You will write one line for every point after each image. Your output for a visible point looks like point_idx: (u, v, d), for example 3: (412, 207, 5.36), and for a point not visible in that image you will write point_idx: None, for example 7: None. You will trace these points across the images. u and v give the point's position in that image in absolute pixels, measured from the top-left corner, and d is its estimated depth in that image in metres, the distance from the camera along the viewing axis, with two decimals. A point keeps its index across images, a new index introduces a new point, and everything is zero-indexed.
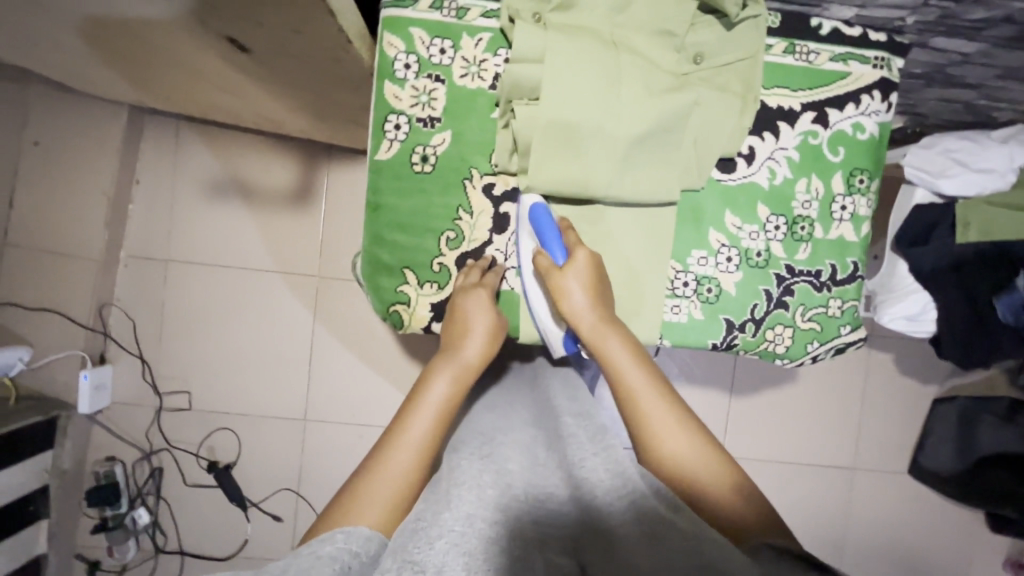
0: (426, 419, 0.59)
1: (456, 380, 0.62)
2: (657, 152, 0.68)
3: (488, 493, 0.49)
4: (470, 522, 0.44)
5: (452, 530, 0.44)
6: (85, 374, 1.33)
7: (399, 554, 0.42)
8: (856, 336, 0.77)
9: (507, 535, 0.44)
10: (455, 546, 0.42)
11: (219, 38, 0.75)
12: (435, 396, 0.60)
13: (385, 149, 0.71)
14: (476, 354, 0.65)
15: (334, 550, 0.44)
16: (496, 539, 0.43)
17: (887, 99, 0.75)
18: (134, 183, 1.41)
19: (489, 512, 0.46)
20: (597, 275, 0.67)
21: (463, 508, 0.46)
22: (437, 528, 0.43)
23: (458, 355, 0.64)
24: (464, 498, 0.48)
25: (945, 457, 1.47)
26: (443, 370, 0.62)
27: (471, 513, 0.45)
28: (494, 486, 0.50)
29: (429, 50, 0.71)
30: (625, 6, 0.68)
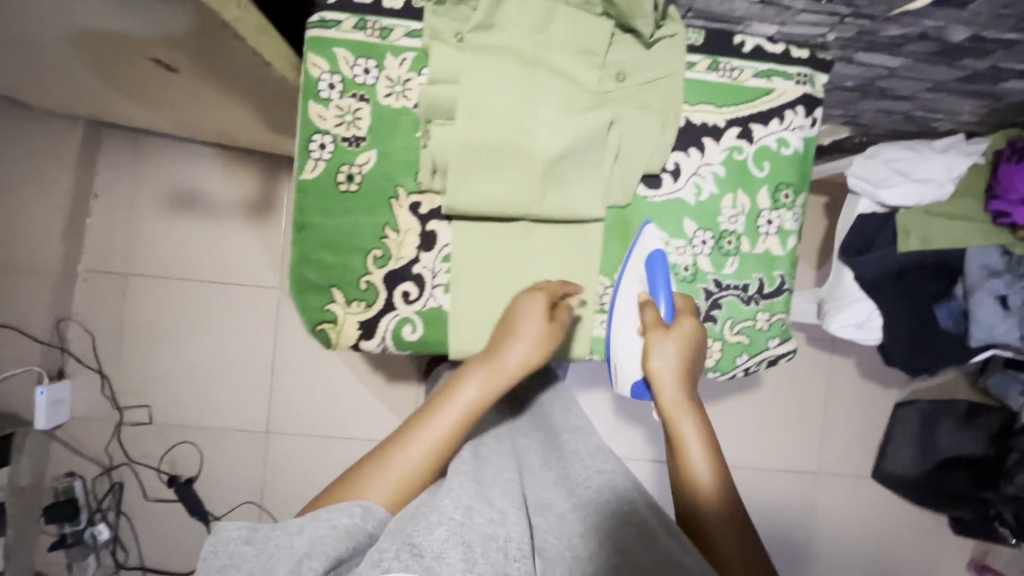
0: (450, 419, 0.58)
1: (489, 385, 0.60)
2: (580, 170, 0.69)
3: (486, 490, 0.52)
4: (470, 514, 0.48)
5: (452, 518, 0.47)
6: (42, 391, 1.32)
7: (400, 536, 0.45)
8: (784, 349, 0.78)
9: (504, 532, 0.48)
10: (454, 535, 0.45)
11: (147, 59, 0.75)
12: (464, 398, 0.59)
13: (310, 169, 0.71)
14: (517, 363, 0.62)
15: (352, 526, 0.48)
16: (493, 536, 0.47)
17: (811, 114, 0.77)
18: (93, 197, 1.41)
19: (487, 506, 0.50)
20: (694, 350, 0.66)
21: (464, 497, 0.49)
22: (438, 514, 0.46)
23: (498, 358, 0.61)
24: (463, 490, 0.51)
25: (908, 461, 1.48)
26: (479, 371, 0.60)
27: (472, 505, 0.49)
28: (490, 485, 0.54)
29: (353, 70, 0.71)
30: (546, 25, 0.69)
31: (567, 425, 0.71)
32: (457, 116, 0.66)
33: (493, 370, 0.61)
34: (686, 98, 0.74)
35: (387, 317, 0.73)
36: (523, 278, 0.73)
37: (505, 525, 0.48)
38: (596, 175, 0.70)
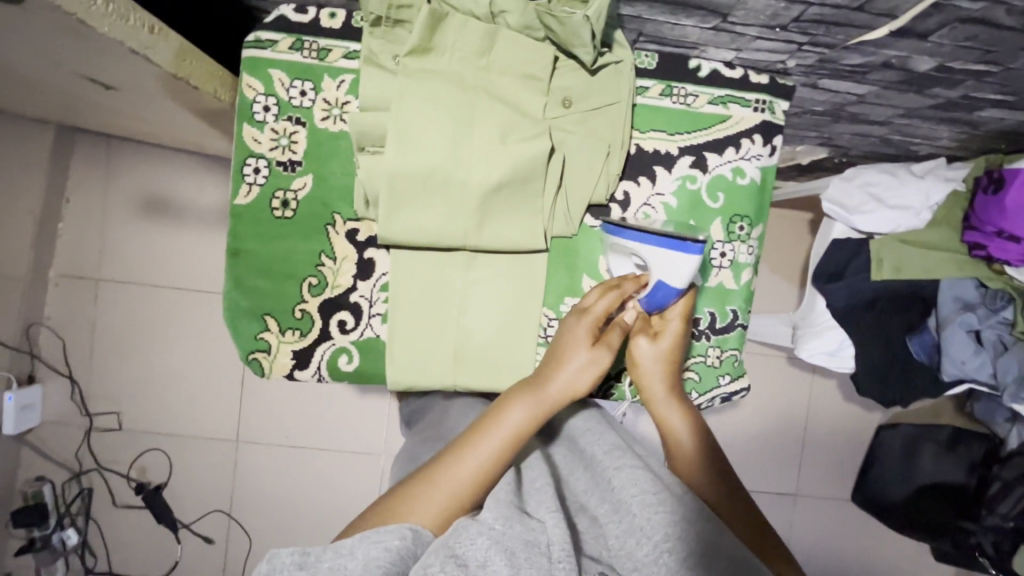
0: (498, 440, 0.54)
1: (536, 412, 0.56)
2: (521, 200, 0.67)
3: (519, 501, 0.49)
4: (511, 522, 0.45)
5: (493, 528, 0.44)
6: (10, 396, 1.32)
7: (443, 548, 0.42)
8: (736, 386, 0.75)
9: (546, 537, 0.45)
10: (497, 543, 0.42)
11: (83, 76, 0.73)
12: (511, 420, 0.55)
13: (244, 193, 0.69)
14: (562, 386, 0.59)
15: (404, 546, 0.43)
16: (537, 542, 0.44)
17: (769, 143, 0.73)
18: (64, 202, 1.40)
19: (524, 514, 0.47)
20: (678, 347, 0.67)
21: (501, 507, 0.46)
22: (478, 524, 0.44)
23: (544, 384, 0.58)
24: (499, 500, 0.48)
25: (888, 484, 1.44)
26: (525, 397, 0.57)
27: (510, 514, 0.45)
28: (524, 495, 0.50)
29: (289, 92, 0.69)
30: (487, 49, 0.66)
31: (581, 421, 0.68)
32: (388, 143, 0.63)
33: (541, 393, 0.58)
34: (636, 125, 0.71)
35: (322, 347, 0.71)
36: (464, 308, 0.71)
37: (548, 531, 0.45)
38: (538, 205, 0.68)
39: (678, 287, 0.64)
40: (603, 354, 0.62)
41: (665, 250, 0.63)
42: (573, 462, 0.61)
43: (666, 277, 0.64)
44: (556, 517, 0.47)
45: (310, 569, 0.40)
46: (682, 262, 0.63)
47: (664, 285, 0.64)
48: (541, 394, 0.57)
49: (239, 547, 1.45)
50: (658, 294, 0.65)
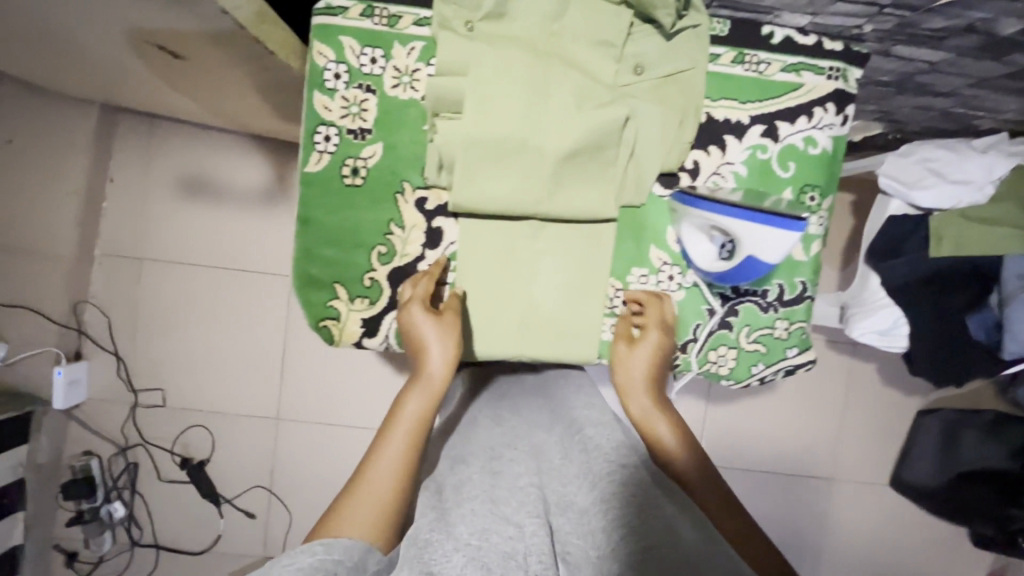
0: (405, 432, 0.58)
1: (428, 397, 0.61)
2: (592, 169, 0.66)
3: (502, 507, 0.51)
4: (486, 536, 0.47)
5: (469, 544, 0.46)
6: (60, 370, 1.35)
7: (418, 563, 0.44)
8: (803, 359, 0.75)
9: (522, 547, 0.47)
10: (472, 559, 0.45)
11: (152, 45, 0.73)
12: (409, 412, 0.60)
13: (314, 161, 0.69)
14: (441, 363, 0.63)
15: (319, 559, 0.44)
16: (513, 552, 0.46)
17: (842, 111, 0.72)
18: (109, 181, 1.42)
19: (503, 522, 0.49)
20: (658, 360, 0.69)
21: (478, 520, 0.48)
22: (454, 540, 0.46)
23: (424, 374, 0.62)
24: (478, 513, 0.50)
25: (926, 470, 1.43)
26: (414, 389, 0.62)
27: (487, 527, 0.48)
28: (508, 498, 0.52)
29: (360, 59, 0.68)
30: (561, 15, 0.65)
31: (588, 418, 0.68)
32: (465, 110, 0.64)
33: (423, 377, 0.62)
34: (708, 93, 0.70)
35: (390, 315, 0.72)
36: (531, 277, 0.71)
37: (525, 540, 0.48)
38: (608, 174, 0.67)
39: (770, 263, 0.63)
40: (454, 321, 0.66)
41: (764, 228, 0.61)
42: (564, 452, 0.61)
43: (758, 253, 0.63)
44: (536, 524, 0.50)
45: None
46: (782, 240, 0.61)
47: (753, 259, 0.63)
48: (426, 379, 0.62)
49: (280, 523, 1.48)
50: (749, 269, 0.65)
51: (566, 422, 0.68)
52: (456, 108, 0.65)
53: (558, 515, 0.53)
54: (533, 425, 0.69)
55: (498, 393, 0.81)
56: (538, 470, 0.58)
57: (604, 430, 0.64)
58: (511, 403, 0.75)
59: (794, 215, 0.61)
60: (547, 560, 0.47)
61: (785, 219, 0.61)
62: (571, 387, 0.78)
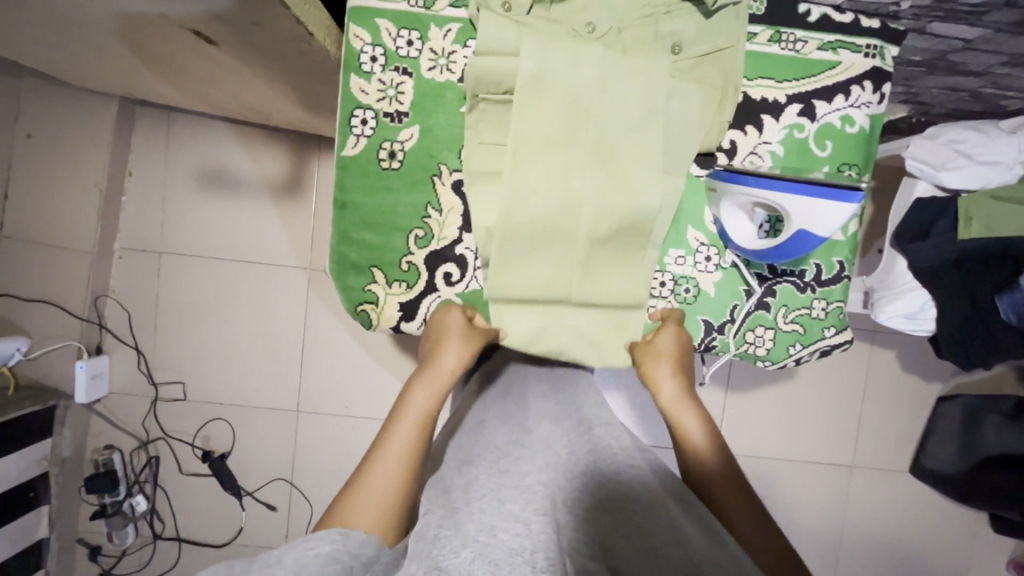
0: (411, 422, 0.60)
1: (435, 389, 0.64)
2: (624, 226, 0.68)
3: (509, 506, 0.49)
4: (494, 534, 0.45)
5: (476, 541, 0.44)
6: (81, 364, 1.35)
7: (425, 560, 0.42)
8: (841, 339, 0.75)
9: (530, 543, 0.44)
10: (480, 555, 0.42)
11: (185, 31, 0.73)
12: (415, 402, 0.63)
13: (351, 145, 0.69)
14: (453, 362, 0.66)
15: (334, 550, 0.45)
16: (520, 549, 0.43)
17: (880, 89, 0.71)
18: (127, 175, 1.42)
19: (510, 520, 0.47)
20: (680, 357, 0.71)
21: (485, 517, 0.47)
22: (462, 536, 0.44)
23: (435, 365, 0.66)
24: (485, 511, 0.48)
25: (946, 456, 1.41)
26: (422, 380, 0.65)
27: (494, 524, 0.46)
28: (515, 497, 0.51)
29: (396, 42, 0.68)
30: (613, 62, 0.64)
31: (596, 415, 0.68)
32: (504, 172, 0.66)
33: (435, 370, 0.66)
34: (746, 72, 0.70)
35: (428, 299, 0.72)
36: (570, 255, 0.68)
37: (531, 536, 0.45)
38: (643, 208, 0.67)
39: (823, 236, 0.61)
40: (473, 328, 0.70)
41: (817, 200, 0.59)
42: (572, 449, 0.61)
43: (809, 228, 0.60)
44: (542, 521, 0.47)
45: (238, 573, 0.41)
46: (836, 211, 0.58)
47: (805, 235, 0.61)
48: (434, 373, 0.66)
49: (301, 515, 1.48)
50: (800, 243, 0.62)
51: (574, 418, 0.70)
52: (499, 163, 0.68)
53: (565, 513, 0.50)
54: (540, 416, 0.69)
55: (533, 379, 0.82)
56: (546, 468, 0.56)
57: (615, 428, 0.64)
58: (515, 396, 0.77)
59: (848, 185, 0.58)
60: (555, 558, 0.44)
61: (838, 190, 0.58)
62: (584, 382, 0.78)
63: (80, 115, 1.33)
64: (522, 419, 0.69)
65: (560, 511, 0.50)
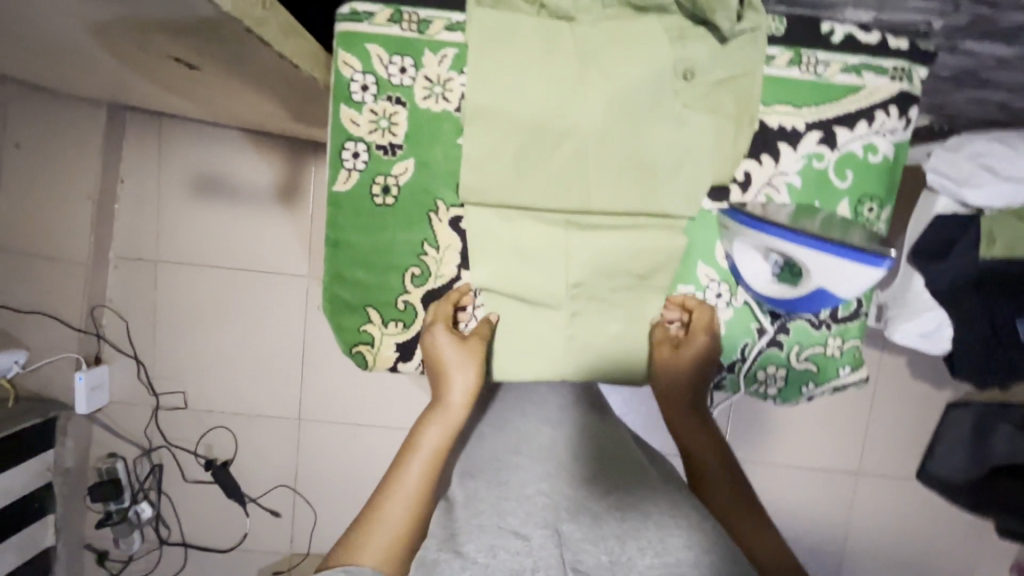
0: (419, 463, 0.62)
1: (445, 431, 0.64)
2: (626, 255, 0.65)
3: (509, 519, 0.56)
4: (494, 553, 0.51)
5: (476, 563, 0.50)
6: (81, 375, 1.34)
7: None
8: (856, 377, 0.71)
9: (530, 562, 0.51)
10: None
11: (167, 56, 0.72)
12: (426, 445, 0.63)
13: (343, 180, 0.66)
14: (462, 389, 0.65)
15: None
16: (519, 569, 0.50)
17: (906, 114, 0.66)
18: (119, 182, 1.38)
19: (511, 537, 0.53)
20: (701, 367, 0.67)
21: (486, 535, 0.53)
22: (461, 560, 0.50)
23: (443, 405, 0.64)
24: (484, 527, 0.54)
25: (954, 465, 1.40)
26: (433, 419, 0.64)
27: (494, 544, 0.52)
28: (516, 509, 0.57)
29: (388, 69, 0.64)
30: (625, 106, 0.61)
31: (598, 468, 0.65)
32: (513, 206, 0.65)
33: (443, 411, 0.65)
34: (763, 98, 0.65)
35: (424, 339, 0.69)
36: (576, 273, 0.66)
37: (532, 554, 0.52)
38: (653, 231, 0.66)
39: (844, 296, 0.58)
40: (478, 344, 0.66)
41: (845, 263, 0.55)
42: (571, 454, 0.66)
43: (829, 286, 0.58)
44: (543, 536, 0.54)
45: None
46: (862, 274, 0.56)
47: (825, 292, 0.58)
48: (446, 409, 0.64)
49: (305, 521, 1.49)
50: (819, 299, 0.60)
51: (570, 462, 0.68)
52: (506, 199, 0.64)
53: (567, 520, 0.56)
54: None
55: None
56: (544, 475, 0.62)
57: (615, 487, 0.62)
58: None
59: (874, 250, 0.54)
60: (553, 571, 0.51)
61: (861, 254, 0.54)
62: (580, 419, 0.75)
63: (69, 122, 1.29)
64: (518, 428, 0.70)
65: (563, 522, 0.56)
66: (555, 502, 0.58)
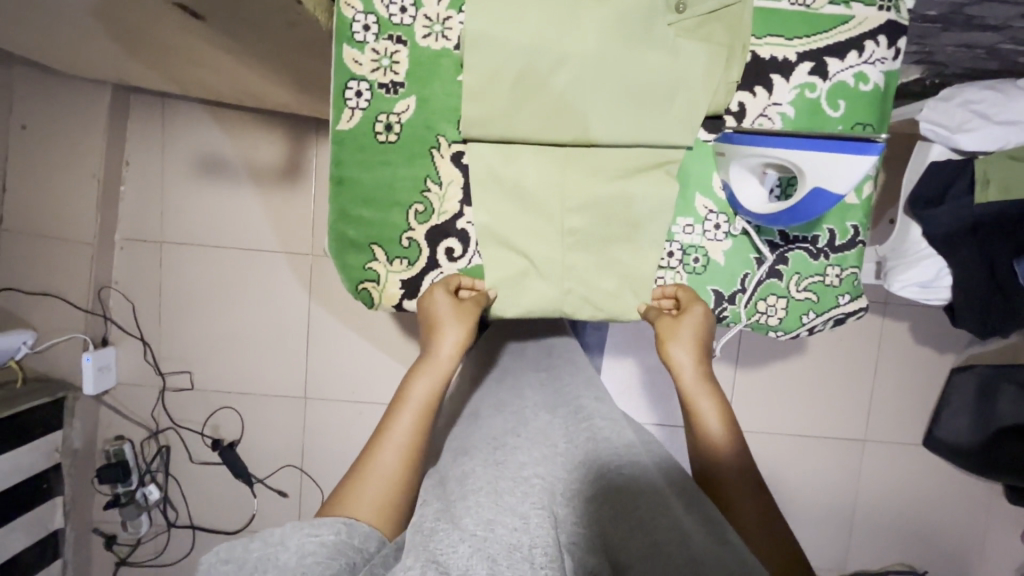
0: (412, 410, 0.60)
1: (436, 380, 0.63)
2: (620, 187, 0.68)
3: (507, 498, 0.51)
4: (491, 527, 0.46)
5: (474, 535, 0.46)
6: (88, 356, 1.35)
7: (423, 553, 0.43)
8: (856, 307, 0.73)
9: (528, 539, 0.45)
10: (478, 550, 0.44)
11: (170, 7, 0.71)
12: (416, 392, 0.61)
13: (347, 119, 0.67)
14: (452, 345, 0.65)
15: (337, 540, 0.47)
16: (518, 544, 0.45)
17: (895, 45, 0.68)
18: (124, 165, 1.41)
19: (508, 514, 0.48)
20: (703, 338, 0.68)
21: (483, 512, 0.48)
22: (460, 532, 0.46)
23: (433, 354, 0.64)
24: (482, 505, 0.49)
25: (962, 428, 1.38)
26: (423, 368, 0.64)
27: (492, 519, 0.47)
28: (513, 488, 0.52)
29: (389, 9, 0.65)
30: (621, 35, 0.62)
31: (599, 410, 0.65)
32: (516, 141, 0.67)
33: (434, 363, 0.64)
34: (754, 29, 0.67)
35: (429, 276, 0.71)
36: (574, 203, 0.68)
37: (530, 532, 0.46)
38: (648, 159, 0.68)
39: (839, 193, 0.59)
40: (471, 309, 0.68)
41: (833, 154, 0.57)
42: (569, 436, 0.62)
43: (825, 183, 0.58)
44: (540, 515, 0.48)
45: (240, 564, 0.43)
46: (852, 164, 0.56)
47: (821, 191, 0.58)
48: (434, 361, 0.64)
49: (312, 501, 1.49)
50: (814, 201, 0.60)
51: (571, 405, 0.69)
52: (508, 133, 0.66)
53: (564, 505, 0.51)
54: (536, 408, 0.70)
55: (527, 370, 0.82)
56: (544, 458, 0.57)
57: (616, 424, 0.62)
58: (511, 390, 0.77)
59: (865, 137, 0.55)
60: (553, 552, 0.44)
61: (853, 143, 0.55)
62: (578, 377, 0.76)
63: (76, 104, 1.32)
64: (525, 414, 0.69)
65: (559, 504, 0.51)
66: (555, 487, 0.53)
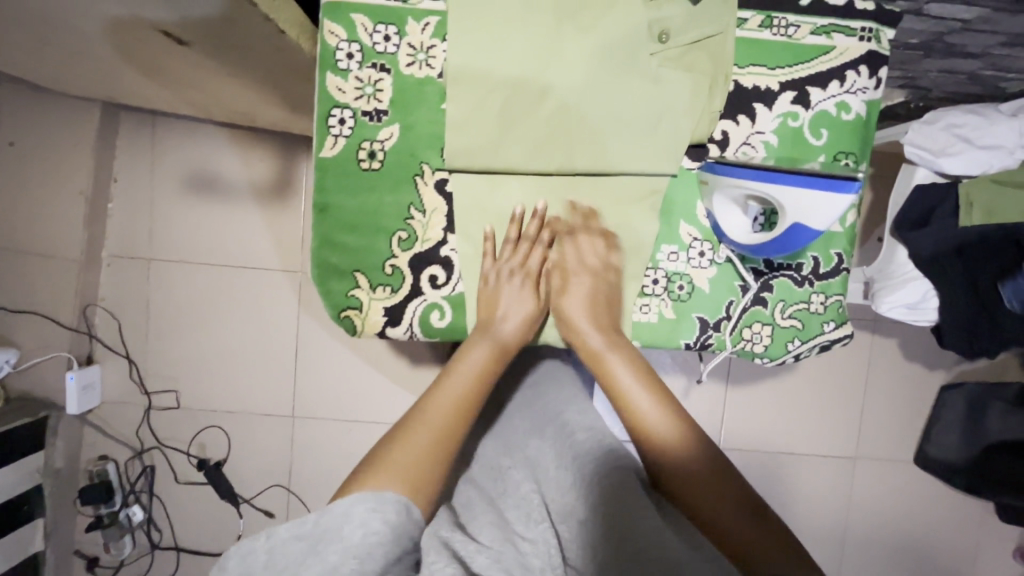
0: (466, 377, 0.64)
1: (493, 353, 0.67)
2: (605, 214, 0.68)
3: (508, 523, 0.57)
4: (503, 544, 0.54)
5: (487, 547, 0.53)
6: (72, 375, 1.33)
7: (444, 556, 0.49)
8: (841, 333, 0.73)
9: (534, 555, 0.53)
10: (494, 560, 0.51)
11: (154, 32, 0.71)
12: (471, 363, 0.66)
13: (330, 146, 0.67)
14: (511, 322, 0.69)
15: (375, 520, 0.47)
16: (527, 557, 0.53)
17: (876, 74, 0.68)
18: (112, 181, 1.40)
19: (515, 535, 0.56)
20: (601, 304, 0.70)
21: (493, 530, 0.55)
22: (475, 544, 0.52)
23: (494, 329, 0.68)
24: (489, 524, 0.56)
25: (952, 444, 1.37)
26: (481, 340, 0.68)
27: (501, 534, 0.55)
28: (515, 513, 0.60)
29: (373, 37, 0.65)
30: (604, 66, 0.63)
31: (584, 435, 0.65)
32: (500, 171, 0.67)
33: (491, 335, 0.68)
34: (737, 59, 0.67)
35: (413, 303, 0.70)
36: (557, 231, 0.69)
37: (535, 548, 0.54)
38: (632, 186, 0.68)
39: (819, 228, 0.59)
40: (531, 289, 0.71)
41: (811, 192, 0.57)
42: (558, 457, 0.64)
43: (805, 220, 0.59)
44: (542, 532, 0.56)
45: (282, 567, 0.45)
46: (831, 202, 0.57)
47: (801, 228, 0.59)
48: (490, 333, 0.68)
49: None
50: (794, 236, 0.60)
51: (556, 423, 0.70)
52: (493, 162, 0.66)
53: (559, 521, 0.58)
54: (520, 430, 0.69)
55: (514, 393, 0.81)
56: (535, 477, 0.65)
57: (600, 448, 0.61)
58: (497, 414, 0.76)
59: (844, 175, 0.56)
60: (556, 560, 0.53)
61: (831, 182, 0.56)
62: (565, 399, 0.75)
63: (64, 122, 1.31)
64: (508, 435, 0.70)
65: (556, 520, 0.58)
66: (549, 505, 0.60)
